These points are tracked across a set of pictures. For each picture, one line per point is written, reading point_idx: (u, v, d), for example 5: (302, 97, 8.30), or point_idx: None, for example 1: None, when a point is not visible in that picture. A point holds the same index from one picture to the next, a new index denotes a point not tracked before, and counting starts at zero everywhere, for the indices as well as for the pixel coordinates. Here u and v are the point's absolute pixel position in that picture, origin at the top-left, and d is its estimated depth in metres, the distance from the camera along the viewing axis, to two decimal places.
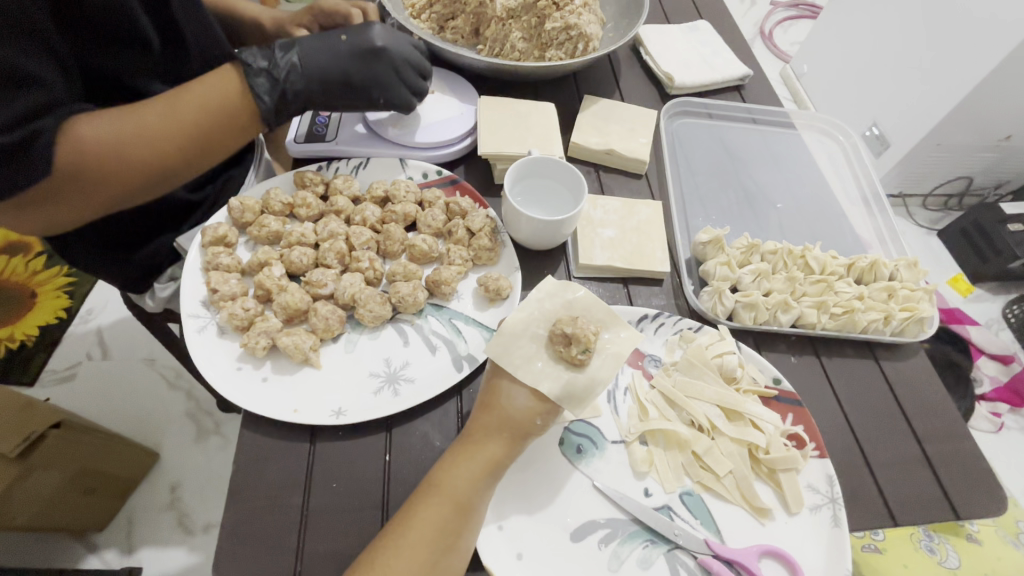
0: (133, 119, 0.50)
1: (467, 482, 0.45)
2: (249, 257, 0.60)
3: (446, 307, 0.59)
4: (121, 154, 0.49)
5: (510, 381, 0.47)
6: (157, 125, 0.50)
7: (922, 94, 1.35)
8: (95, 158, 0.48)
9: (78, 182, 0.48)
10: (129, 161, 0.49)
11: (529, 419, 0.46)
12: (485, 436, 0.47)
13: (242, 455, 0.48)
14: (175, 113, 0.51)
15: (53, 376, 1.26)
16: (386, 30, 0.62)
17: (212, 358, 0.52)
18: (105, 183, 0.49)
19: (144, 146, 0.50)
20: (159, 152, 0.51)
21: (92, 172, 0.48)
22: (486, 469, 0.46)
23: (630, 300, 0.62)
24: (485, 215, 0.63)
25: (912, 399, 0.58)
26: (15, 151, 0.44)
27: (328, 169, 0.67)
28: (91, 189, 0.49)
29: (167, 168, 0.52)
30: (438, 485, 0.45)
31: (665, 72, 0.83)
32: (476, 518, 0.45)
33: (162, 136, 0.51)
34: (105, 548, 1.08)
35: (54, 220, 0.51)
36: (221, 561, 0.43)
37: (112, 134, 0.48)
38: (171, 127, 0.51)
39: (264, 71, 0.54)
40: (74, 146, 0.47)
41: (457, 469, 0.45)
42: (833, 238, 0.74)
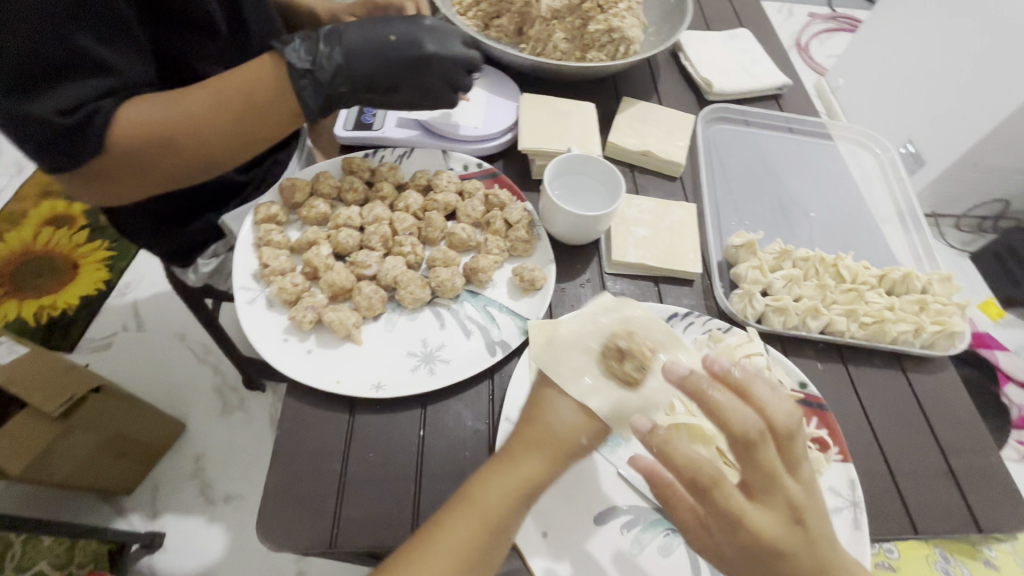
0: (178, 109, 0.52)
1: (501, 498, 0.44)
2: (298, 236, 0.63)
3: (482, 294, 0.61)
4: (166, 144, 0.51)
5: (557, 394, 0.47)
6: (200, 118, 0.52)
7: (960, 112, 1.34)
8: (141, 148, 0.50)
9: (127, 168, 0.51)
10: (173, 152, 0.52)
11: (574, 437, 0.46)
12: (527, 452, 0.46)
13: (286, 422, 0.51)
14: (219, 106, 0.53)
15: (91, 345, 1.32)
16: (435, 28, 0.61)
17: (262, 328, 0.55)
18: (152, 170, 0.53)
19: (187, 138, 0.52)
20: (202, 145, 0.53)
21: (140, 160, 0.51)
22: (523, 487, 0.45)
23: (660, 298, 0.64)
24: (523, 208, 0.65)
25: (938, 412, 0.59)
26: (74, 131, 0.47)
27: (374, 157, 0.69)
28: (138, 171, 0.52)
29: (209, 158, 0.54)
30: (472, 499, 0.45)
31: (704, 77, 0.84)
32: (507, 531, 0.45)
33: (205, 129, 0.52)
34: (131, 513, 1.13)
35: (106, 196, 0.54)
36: (263, 518, 0.46)
37: (158, 126, 0.51)
38: (213, 121, 0.53)
39: (306, 74, 0.54)
40: (124, 133, 0.50)
41: (492, 485, 0.45)
42: (865, 248, 0.74)
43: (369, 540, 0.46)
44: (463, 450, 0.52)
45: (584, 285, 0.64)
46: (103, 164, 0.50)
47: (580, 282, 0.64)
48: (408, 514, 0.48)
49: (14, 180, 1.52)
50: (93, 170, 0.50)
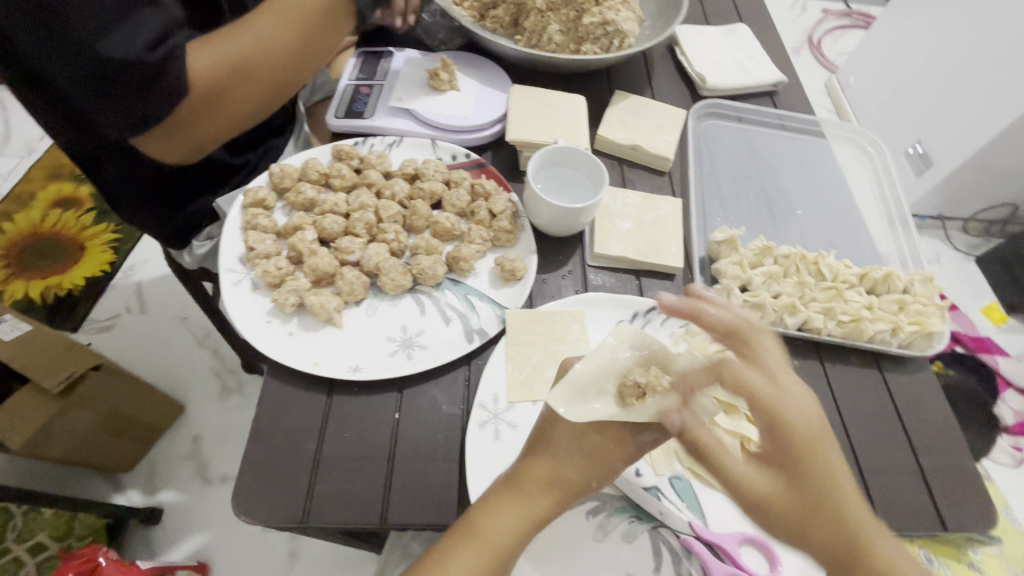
0: (248, 35, 0.58)
1: (508, 533, 0.44)
2: (285, 221, 0.64)
3: (463, 283, 0.62)
4: (246, 69, 0.58)
5: (565, 433, 0.46)
6: (270, 39, 0.58)
7: (970, 111, 1.32)
8: (223, 77, 0.57)
9: (205, 108, 0.58)
10: (251, 77, 0.59)
11: (585, 482, 0.45)
12: (542, 491, 0.45)
13: (265, 401, 0.53)
14: (272, 37, 0.59)
15: (95, 325, 1.34)
16: None
17: (246, 310, 0.56)
18: (234, 101, 0.60)
19: (252, 73, 0.59)
20: (273, 65, 0.60)
21: (224, 91, 0.58)
22: (530, 524, 0.44)
23: (640, 292, 0.64)
24: (507, 199, 0.66)
25: (912, 412, 0.59)
26: (159, 72, 0.53)
27: (363, 145, 0.70)
28: (217, 110, 0.59)
29: (270, 89, 0.62)
30: (477, 535, 0.43)
31: (698, 72, 0.84)
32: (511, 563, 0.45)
33: (276, 49, 0.59)
34: (129, 489, 1.16)
35: (189, 140, 0.62)
36: (240, 493, 0.48)
37: (235, 53, 0.57)
38: (282, 39, 0.59)
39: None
40: (200, 79, 0.56)
41: (497, 522, 0.44)
42: (851, 248, 0.74)
43: (342, 516, 0.48)
44: (436, 434, 0.53)
45: (566, 276, 0.65)
46: (188, 110, 0.57)
47: (561, 273, 0.65)
48: (379, 493, 0.49)
49: (22, 162, 1.55)
50: (179, 116, 0.58)
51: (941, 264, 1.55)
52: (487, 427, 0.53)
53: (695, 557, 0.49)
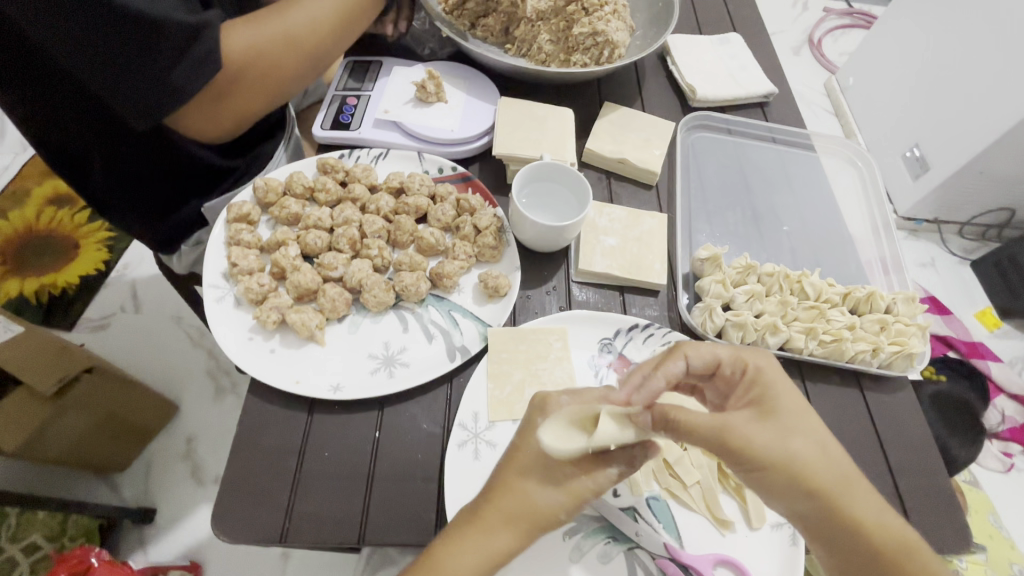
0: (290, 15, 0.63)
1: (466, 568, 0.43)
2: (269, 236, 0.64)
3: (447, 299, 0.62)
4: (286, 46, 0.63)
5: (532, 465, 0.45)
6: (312, 19, 0.64)
7: (968, 116, 1.32)
8: (268, 49, 0.61)
9: (243, 81, 0.61)
10: (294, 54, 0.63)
11: (552, 517, 0.44)
12: (501, 526, 0.44)
13: (247, 419, 0.53)
14: (309, 20, 0.64)
15: (89, 324, 1.35)
16: None
17: (228, 326, 0.57)
18: (269, 74, 0.63)
19: (289, 50, 0.63)
20: (313, 44, 0.65)
21: (265, 62, 0.61)
22: (488, 559, 0.43)
23: (623, 309, 0.65)
24: (492, 214, 0.66)
25: (892, 433, 0.59)
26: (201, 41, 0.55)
27: (349, 158, 0.70)
28: (253, 84, 0.62)
29: (302, 68, 0.66)
30: (432, 565, 0.43)
31: (688, 84, 0.84)
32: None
33: (318, 31, 0.65)
34: (123, 488, 1.17)
35: (219, 117, 0.64)
36: (220, 513, 0.48)
37: (280, 30, 0.62)
38: (323, 21, 0.65)
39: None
40: (242, 52, 0.60)
41: (454, 556, 0.43)
42: (837, 265, 0.74)
43: (319, 538, 0.48)
44: (416, 454, 0.53)
45: (550, 292, 0.65)
46: (228, 81, 0.60)
47: (545, 289, 0.65)
48: (357, 514, 0.50)
49: (17, 158, 1.54)
50: (218, 89, 0.60)
51: (936, 268, 1.55)
52: (466, 447, 0.53)
53: None
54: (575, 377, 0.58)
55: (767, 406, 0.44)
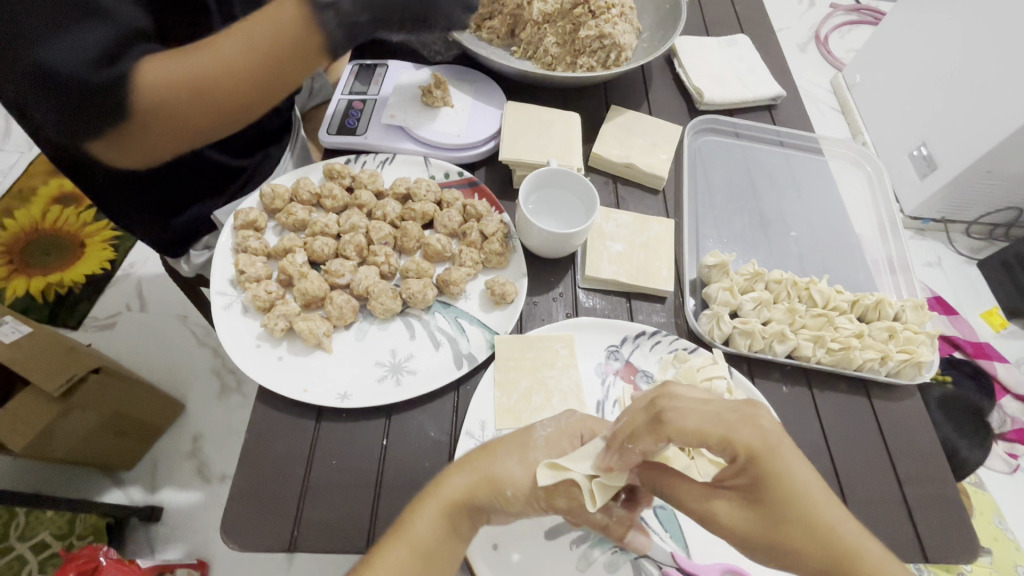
0: (203, 54, 0.51)
1: (427, 526, 0.44)
2: (276, 242, 0.64)
3: (453, 306, 0.62)
4: (199, 94, 0.51)
5: (510, 443, 0.48)
6: (228, 60, 0.51)
7: (978, 115, 1.31)
8: (170, 102, 0.51)
9: (155, 129, 0.52)
10: (203, 106, 0.52)
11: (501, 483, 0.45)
12: (455, 469, 0.46)
13: (255, 426, 0.53)
14: (235, 63, 0.51)
15: (96, 323, 1.36)
16: None
17: (237, 334, 0.57)
18: (189, 123, 0.53)
19: (204, 98, 0.51)
20: (230, 92, 0.52)
21: (171, 115, 0.51)
22: (444, 512, 0.44)
23: (630, 315, 0.64)
24: (499, 220, 0.66)
25: (900, 441, 0.59)
26: (99, 93, 0.48)
27: (355, 163, 0.70)
28: (167, 132, 0.53)
29: (232, 116, 0.55)
30: (397, 528, 0.45)
31: (695, 86, 0.83)
32: (440, 561, 0.44)
33: (232, 76, 0.51)
34: (129, 486, 1.17)
35: (147, 156, 0.56)
36: (228, 519, 0.49)
37: (185, 78, 0.50)
38: (245, 64, 0.51)
39: (330, 6, 0.52)
40: (147, 98, 0.50)
41: (415, 515, 0.44)
42: (844, 270, 0.74)
43: (327, 545, 0.49)
44: (423, 460, 0.53)
45: (556, 299, 0.65)
46: (135, 127, 0.51)
47: (552, 295, 0.65)
48: (365, 522, 0.50)
49: (24, 156, 1.55)
50: (126, 134, 0.52)
51: (942, 268, 1.55)
52: None
53: None
54: (582, 385, 0.58)
55: (752, 495, 0.39)
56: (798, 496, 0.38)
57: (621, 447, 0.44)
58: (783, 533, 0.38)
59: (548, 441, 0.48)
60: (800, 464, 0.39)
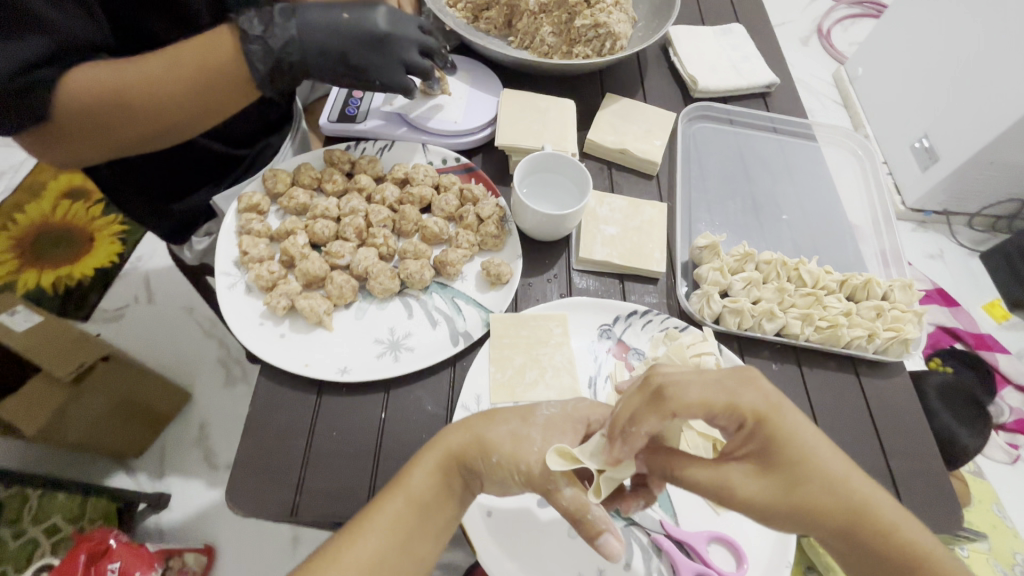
0: (131, 69, 0.53)
1: (424, 482, 0.47)
2: (278, 225, 0.66)
3: (450, 286, 0.64)
4: (120, 101, 0.52)
5: (508, 411, 0.49)
6: (154, 77, 0.53)
7: (977, 107, 1.31)
8: (86, 107, 0.51)
9: (75, 130, 0.52)
10: (125, 114, 0.53)
11: (488, 447, 0.46)
12: (454, 428, 0.48)
13: (258, 401, 0.55)
14: (162, 76, 0.53)
15: (105, 315, 1.39)
16: (393, 13, 0.64)
17: (240, 312, 0.59)
18: (110, 128, 0.53)
19: (128, 106, 0.52)
20: (151, 103, 0.53)
21: (92, 117, 0.52)
22: (439, 468, 0.47)
23: (623, 295, 0.66)
24: (495, 204, 0.67)
25: (887, 417, 0.60)
26: (15, 96, 0.48)
27: (355, 149, 0.72)
28: (88, 134, 0.53)
29: (158, 129, 0.55)
30: (397, 482, 0.47)
31: (689, 74, 0.84)
32: (433, 515, 0.47)
33: (155, 91, 0.53)
34: (138, 473, 1.20)
35: (72, 157, 0.56)
36: (232, 487, 0.51)
37: (105, 88, 0.51)
38: (172, 78, 0.53)
39: (259, 39, 0.55)
40: (69, 98, 0.51)
41: (414, 470, 0.47)
42: (835, 252, 0.75)
43: (327, 511, 0.51)
44: (420, 433, 0.55)
45: (551, 280, 0.67)
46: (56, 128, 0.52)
47: (547, 277, 0.67)
48: (364, 491, 0.52)
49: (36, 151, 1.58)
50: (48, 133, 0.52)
51: (944, 260, 1.55)
52: None
53: (665, 555, 0.51)
54: (574, 362, 0.60)
55: (765, 458, 0.42)
56: (804, 451, 0.41)
57: (620, 431, 0.43)
58: (803, 491, 0.41)
59: (549, 419, 0.49)
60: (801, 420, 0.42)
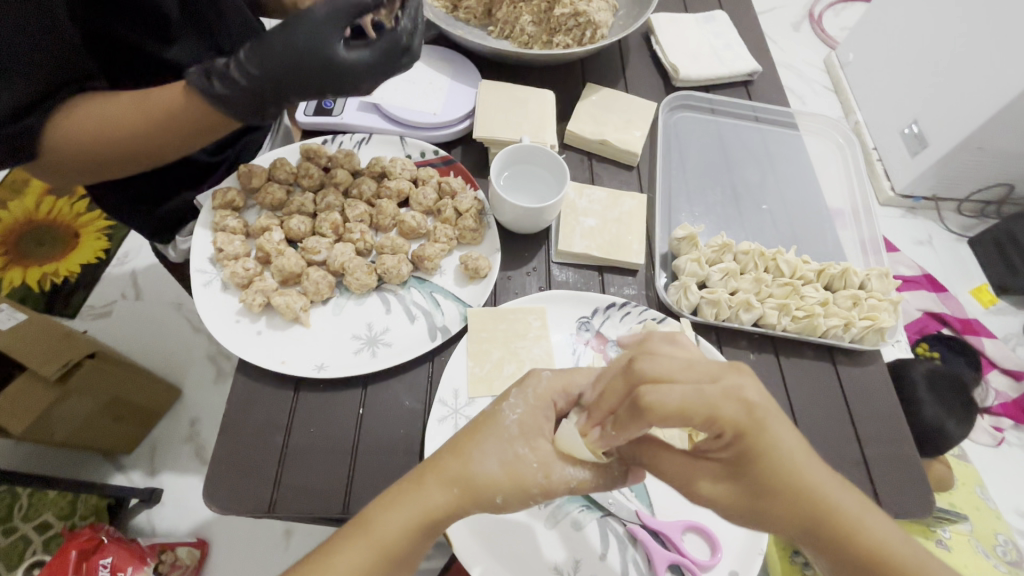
0: (109, 119, 0.53)
1: (396, 530, 0.43)
2: (254, 221, 0.66)
3: (428, 281, 0.64)
4: (110, 152, 0.54)
5: (491, 441, 0.45)
6: (137, 133, 0.54)
7: (966, 93, 1.30)
8: (65, 154, 0.53)
9: (69, 170, 0.55)
10: (115, 160, 0.55)
11: (491, 492, 0.43)
12: (434, 476, 0.44)
13: (235, 398, 0.55)
14: (143, 130, 0.54)
15: (92, 312, 1.38)
16: (375, 57, 0.57)
17: (215, 309, 0.59)
18: (101, 168, 0.56)
19: (117, 154, 0.55)
20: (138, 151, 0.55)
21: (84, 162, 0.55)
22: (417, 519, 0.43)
23: (603, 288, 0.66)
24: (473, 197, 0.67)
25: (862, 403, 0.61)
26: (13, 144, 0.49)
27: (332, 143, 0.71)
28: (82, 173, 0.56)
29: (144, 163, 0.58)
30: (364, 526, 0.43)
31: (671, 63, 0.84)
32: (403, 561, 0.44)
33: (138, 143, 0.55)
34: (129, 470, 1.20)
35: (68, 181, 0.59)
36: (211, 484, 0.51)
37: (78, 135, 0.52)
38: (154, 133, 0.54)
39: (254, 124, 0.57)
40: (59, 150, 0.53)
41: (386, 516, 0.43)
42: (814, 241, 0.75)
43: (303, 507, 0.51)
44: (398, 428, 0.55)
45: (530, 273, 0.67)
46: (50, 168, 0.55)
47: (526, 270, 0.67)
48: (342, 486, 0.52)
49: None
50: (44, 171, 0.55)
51: (932, 246, 1.55)
52: (446, 421, 0.55)
53: (640, 544, 0.51)
54: (553, 354, 0.60)
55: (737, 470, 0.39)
56: (783, 466, 0.38)
57: (613, 438, 0.42)
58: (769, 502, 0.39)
59: (522, 426, 0.46)
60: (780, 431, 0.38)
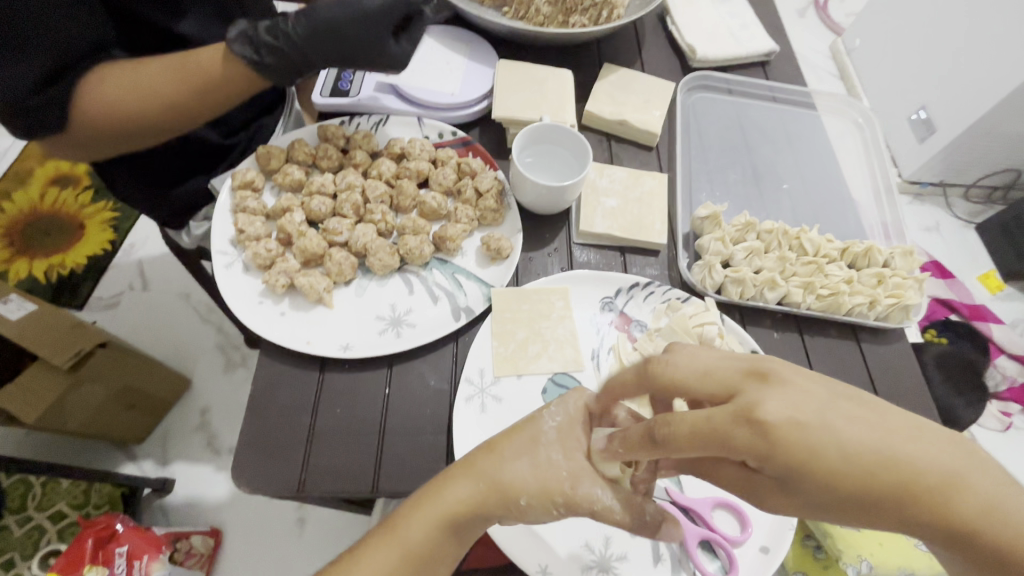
0: (137, 85, 0.53)
1: (421, 531, 0.42)
2: (273, 203, 0.65)
3: (450, 262, 0.63)
4: (138, 119, 0.54)
5: (515, 449, 0.43)
6: (166, 98, 0.54)
7: (977, 76, 1.29)
8: (93, 121, 0.53)
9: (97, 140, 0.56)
10: (141, 128, 0.55)
11: (516, 494, 0.42)
12: (460, 475, 0.43)
13: (260, 380, 0.55)
14: (171, 95, 0.54)
15: (100, 303, 1.37)
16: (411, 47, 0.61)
17: (239, 290, 0.58)
18: (128, 138, 0.56)
19: (145, 122, 0.55)
20: (165, 118, 0.56)
21: (113, 131, 0.55)
22: (440, 521, 0.42)
23: (625, 268, 0.66)
24: (493, 177, 0.66)
25: (887, 382, 0.61)
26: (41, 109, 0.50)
27: (350, 124, 0.71)
28: (109, 143, 0.56)
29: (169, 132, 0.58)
30: (391, 527, 0.43)
31: (688, 44, 0.83)
32: (433, 563, 0.43)
33: (166, 110, 0.55)
34: (142, 459, 1.20)
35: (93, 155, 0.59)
36: (239, 465, 0.50)
37: (106, 101, 0.53)
38: (181, 98, 0.55)
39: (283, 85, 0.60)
40: (88, 117, 0.53)
41: (411, 516, 0.43)
42: (835, 221, 0.75)
43: (335, 486, 0.50)
44: (425, 408, 0.55)
45: (552, 255, 0.66)
46: (78, 138, 0.55)
47: (547, 252, 0.66)
48: (370, 465, 0.52)
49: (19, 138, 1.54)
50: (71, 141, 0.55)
51: (940, 232, 1.55)
52: (473, 401, 0.55)
53: None
54: (577, 335, 0.60)
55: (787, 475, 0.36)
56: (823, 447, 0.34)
57: (619, 455, 0.41)
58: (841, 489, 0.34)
59: (561, 433, 0.45)
60: (855, 431, 0.34)
